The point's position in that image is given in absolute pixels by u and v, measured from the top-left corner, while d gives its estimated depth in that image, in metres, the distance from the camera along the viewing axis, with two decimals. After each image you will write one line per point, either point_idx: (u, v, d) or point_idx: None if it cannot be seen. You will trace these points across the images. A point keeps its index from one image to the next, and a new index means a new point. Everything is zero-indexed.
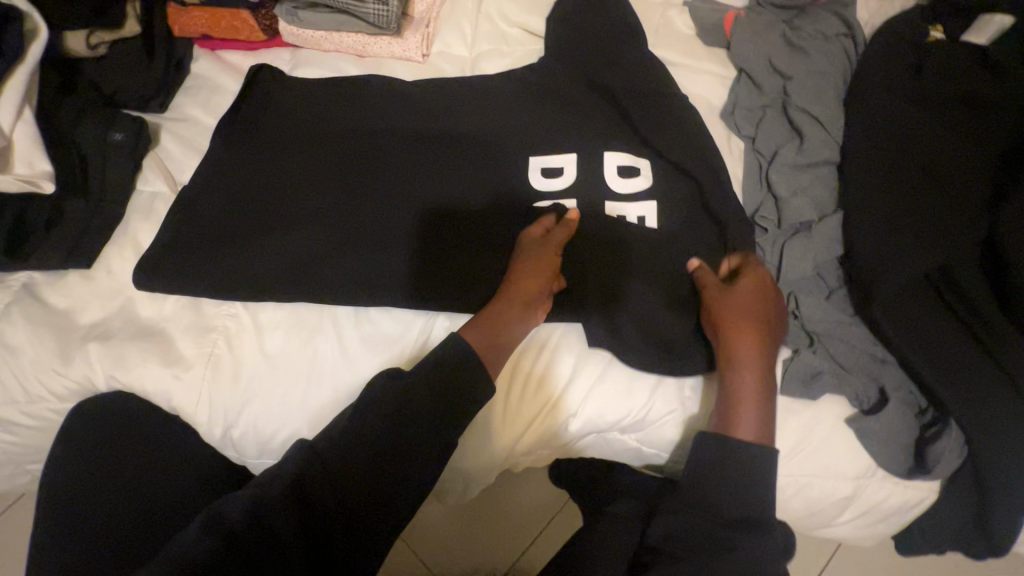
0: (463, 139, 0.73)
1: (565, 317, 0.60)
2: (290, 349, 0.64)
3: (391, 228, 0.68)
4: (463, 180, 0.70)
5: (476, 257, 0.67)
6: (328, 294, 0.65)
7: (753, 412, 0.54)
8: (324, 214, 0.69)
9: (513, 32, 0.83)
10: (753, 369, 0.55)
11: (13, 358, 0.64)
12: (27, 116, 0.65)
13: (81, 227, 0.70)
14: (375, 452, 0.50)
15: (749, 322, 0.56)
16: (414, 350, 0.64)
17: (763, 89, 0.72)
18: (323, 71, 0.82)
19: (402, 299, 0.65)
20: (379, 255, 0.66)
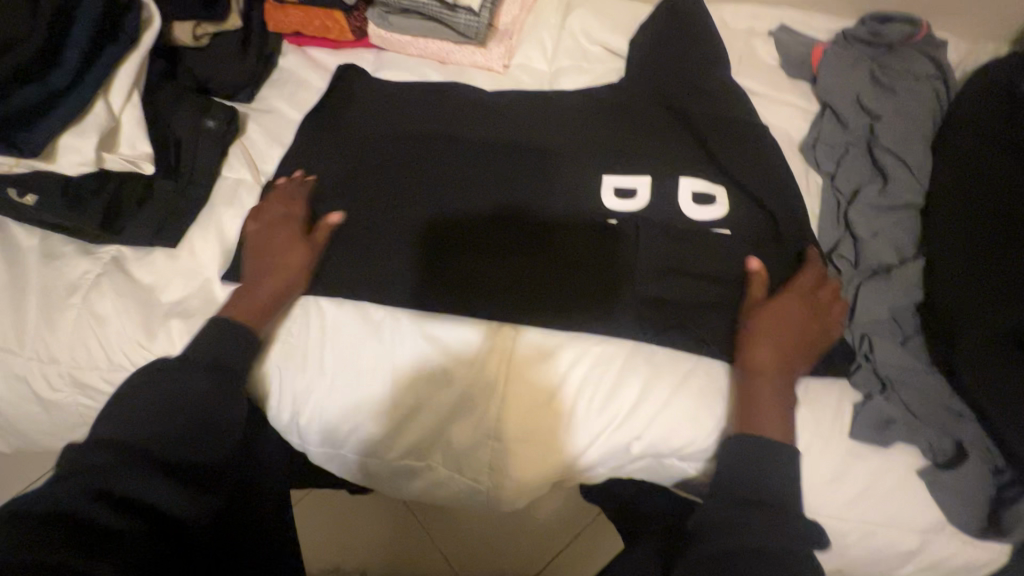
0: (536, 150, 0.73)
1: (633, 338, 0.61)
2: (355, 342, 0.65)
3: (463, 233, 0.69)
4: (533, 192, 0.71)
5: (542, 267, 0.66)
6: (396, 293, 0.65)
7: (768, 403, 0.54)
8: (397, 213, 0.70)
9: (594, 50, 0.84)
10: (772, 361, 0.56)
11: (101, 326, 0.68)
12: (135, 99, 0.68)
13: (170, 208, 0.73)
14: (125, 425, 0.51)
15: (778, 317, 0.58)
16: (474, 354, 0.63)
17: (847, 126, 0.71)
18: (406, 74, 0.84)
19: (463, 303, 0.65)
20: (448, 258, 0.67)
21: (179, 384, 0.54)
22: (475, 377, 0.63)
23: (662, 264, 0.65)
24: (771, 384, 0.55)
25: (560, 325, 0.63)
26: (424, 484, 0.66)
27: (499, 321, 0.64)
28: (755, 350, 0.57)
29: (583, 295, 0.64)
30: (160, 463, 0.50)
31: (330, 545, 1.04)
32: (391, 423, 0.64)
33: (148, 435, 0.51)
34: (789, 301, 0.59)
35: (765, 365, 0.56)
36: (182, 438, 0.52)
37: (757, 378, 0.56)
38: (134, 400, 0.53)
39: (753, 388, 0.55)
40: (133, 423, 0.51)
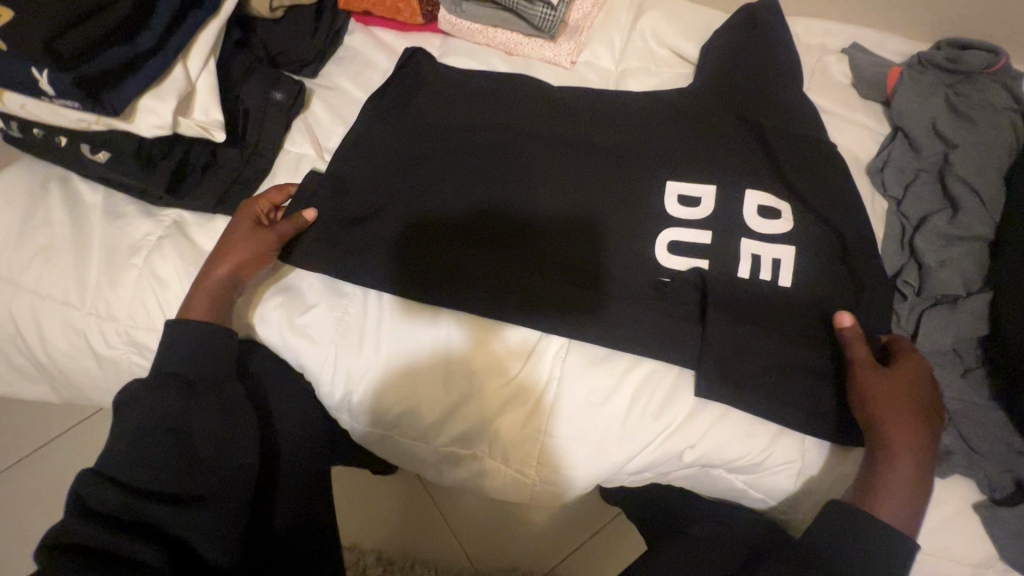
0: (598, 151, 0.73)
1: (689, 348, 0.61)
2: (408, 330, 0.66)
3: (522, 230, 0.69)
4: (591, 193, 0.70)
5: (597, 271, 0.66)
6: (457, 286, 0.66)
7: (909, 486, 0.53)
8: (459, 203, 0.70)
9: (663, 53, 0.84)
10: (907, 443, 0.54)
11: (162, 288, 0.69)
12: (210, 66, 0.69)
13: (232, 177, 0.74)
14: (120, 465, 0.54)
15: (903, 393, 0.55)
16: (523, 353, 0.64)
17: (920, 152, 0.70)
18: (471, 61, 0.84)
19: (493, 307, 0.65)
20: (507, 254, 0.68)
21: (155, 411, 0.56)
22: (526, 374, 0.63)
23: (723, 276, 0.64)
24: (907, 467, 0.54)
25: (611, 338, 0.62)
26: (469, 471, 0.67)
27: (539, 317, 0.64)
28: (887, 436, 0.54)
29: (639, 302, 0.64)
30: (167, 495, 0.54)
31: (343, 522, 1.06)
32: (442, 411, 0.64)
33: (144, 474, 0.54)
34: (908, 374, 0.57)
35: (901, 452, 0.54)
36: (177, 471, 0.55)
37: (889, 456, 0.54)
38: (120, 437, 0.55)
39: (890, 472, 0.54)
40: (124, 460, 0.54)
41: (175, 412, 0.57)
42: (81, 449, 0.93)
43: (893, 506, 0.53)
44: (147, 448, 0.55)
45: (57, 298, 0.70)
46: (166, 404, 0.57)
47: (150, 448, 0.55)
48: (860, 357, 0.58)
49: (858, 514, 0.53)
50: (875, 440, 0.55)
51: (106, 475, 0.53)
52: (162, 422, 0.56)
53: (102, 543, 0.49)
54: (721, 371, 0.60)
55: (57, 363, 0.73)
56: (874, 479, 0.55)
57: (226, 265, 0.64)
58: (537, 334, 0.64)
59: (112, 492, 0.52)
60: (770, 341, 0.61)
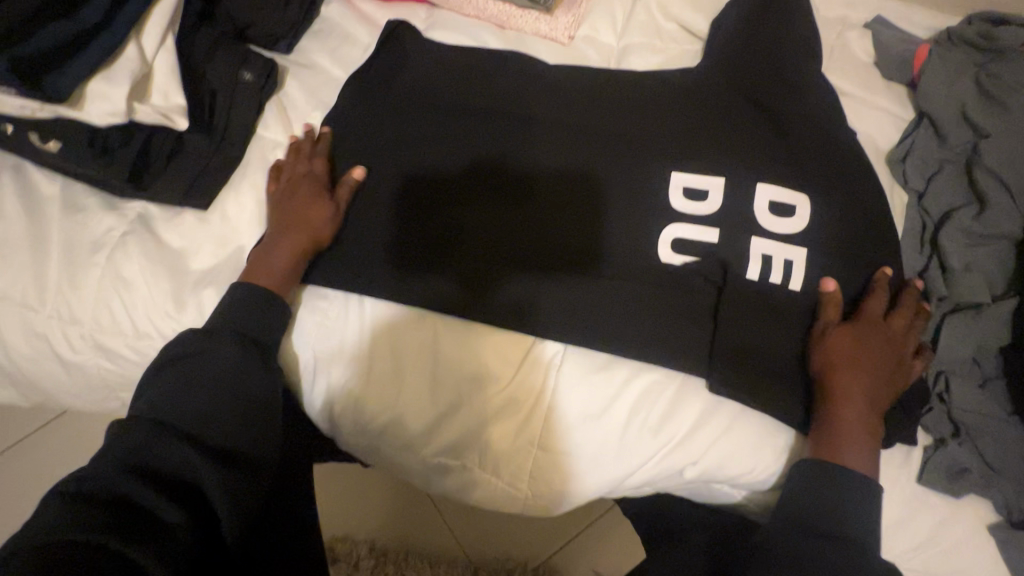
0: (599, 135, 0.67)
1: (695, 358, 0.57)
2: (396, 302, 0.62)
3: (520, 205, 0.65)
4: (590, 182, 0.65)
5: (597, 264, 0.62)
6: (456, 255, 0.63)
7: (855, 442, 0.52)
8: (454, 171, 0.66)
9: (669, 28, 0.76)
10: (859, 404, 0.53)
11: (127, 290, 0.64)
12: (168, 44, 0.62)
13: (200, 167, 0.68)
14: (171, 414, 0.49)
15: (857, 353, 0.55)
16: (516, 308, 0.60)
17: (947, 141, 0.65)
18: (459, 35, 0.77)
19: (488, 271, 0.62)
20: (508, 219, 0.64)
21: (217, 366, 0.53)
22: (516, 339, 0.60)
23: (734, 278, 0.60)
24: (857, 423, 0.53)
25: (610, 347, 0.58)
26: (458, 481, 0.63)
27: (533, 319, 0.60)
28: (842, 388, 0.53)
29: (643, 306, 0.59)
30: (211, 453, 0.49)
31: (323, 509, 1.05)
32: (429, 421, 0.60)
33: (182, 418, 0.50)
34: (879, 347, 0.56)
35: (855, 405, 0.53)
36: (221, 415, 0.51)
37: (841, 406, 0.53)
38: (175, 384, 0.51)
39: (837, 427, 0.52)
40: (176, 409, 0.50)
41: (237, 373, 0.54)
42: (63, 448, 0.90)
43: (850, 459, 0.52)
44: (196, 406, 0.50)
45: (16, 300, 0.65)
46: (230, 365, 0.54)
47: (200, 406, 0.50)
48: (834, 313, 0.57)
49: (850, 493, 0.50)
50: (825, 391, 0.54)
51: (142, 416, 0.49)
52: (219, 381, 0.52)
53: (129, 499, 0.44)
54: (731, 383, 0.56)
55: (22, 368, 0.68)
56: (820, 425, 0.54)
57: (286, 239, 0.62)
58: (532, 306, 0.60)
59: (154, 438, 0.47)
60: (776, 345, 0.58)
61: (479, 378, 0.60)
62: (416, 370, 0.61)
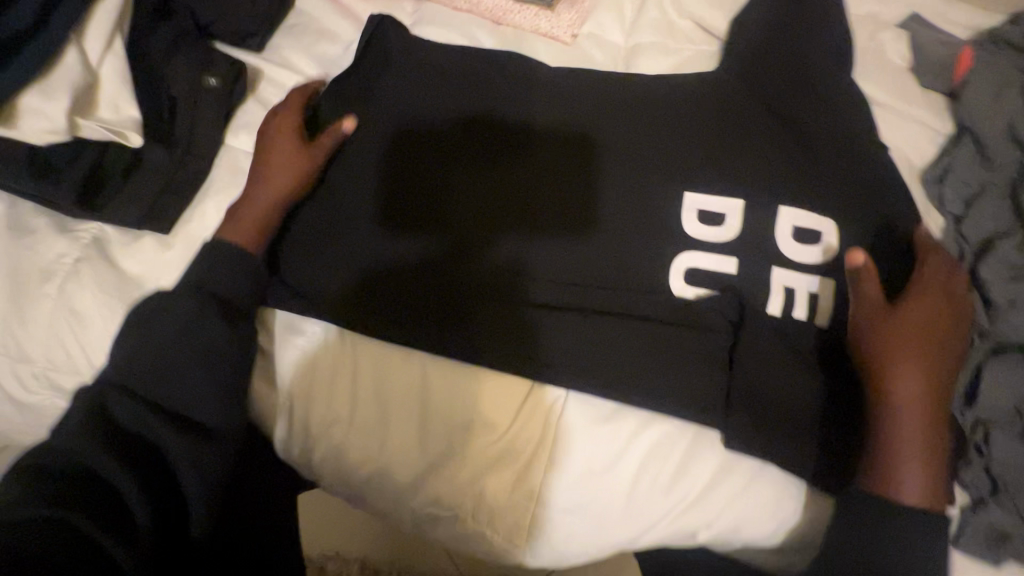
0: (606, 143, 0.60)
1: (709, 406, 0.52)
2: (373, 293, 0.57)
3: (517, 172, 0.61)
4: (589, 190, 0.59)
5: (597, 283, 0.57)
6: (452, 222, 0.59)
7: (915, 463, 0.46)
8: (446, 142, 0.62)
9: (683, 25, 0.69)
10: (919, 403, 0.47)
11: (82, 325, 0.58)
12: (116, 48, 0.60)
13: (162, 183, 0.61)
14: (139, 377, 0.50)
15: (910, 344, 0.49)
16: (505, 293, 0.57)
17: (992, 160, 0.58)
18: (450, 32, 0.69)
19: (475, 256, 0.58)
20: (504, 184, 0.60)
21: (177, 323, 0.51)
22: (507, 329, 0.56)
23: (756, 315, 0.54)
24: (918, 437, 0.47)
25: (619, 393, 0.53)
26: (450, 532, 0.57)
27: (532, 360, 0.55)
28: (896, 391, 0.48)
29: (652, 346, 0.54)
30: (173, 418, 0.49)
31: None
32: (417, 470, 0.55)
33: (156, 387, 0.50)
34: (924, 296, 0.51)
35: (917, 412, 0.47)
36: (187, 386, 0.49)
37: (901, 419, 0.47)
38: (142, 343, 0.51)
39: (899, 434, 0.47)
40: (144, 369, 0.50)
41: (201, 326, 0.51)
42: None
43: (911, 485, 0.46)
44: (158, 371, 0.50)
45: None
46: (194, 322, 0.51)
47: (159, 373, 0.50)
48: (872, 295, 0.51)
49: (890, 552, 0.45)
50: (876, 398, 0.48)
51: (110, 381, 0.50)
52: (175, 352, 0.50)
53: (87, 470, 0.46)
54: (750, 437, 0.51)
55: None
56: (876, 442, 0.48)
57: (267, 190, 0.58)
58: (524, 296, 0.57)
59: (119, 401, 0.49)
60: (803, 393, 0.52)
61: (474, 425, 0.54)
62: (404, 415, 0.55)
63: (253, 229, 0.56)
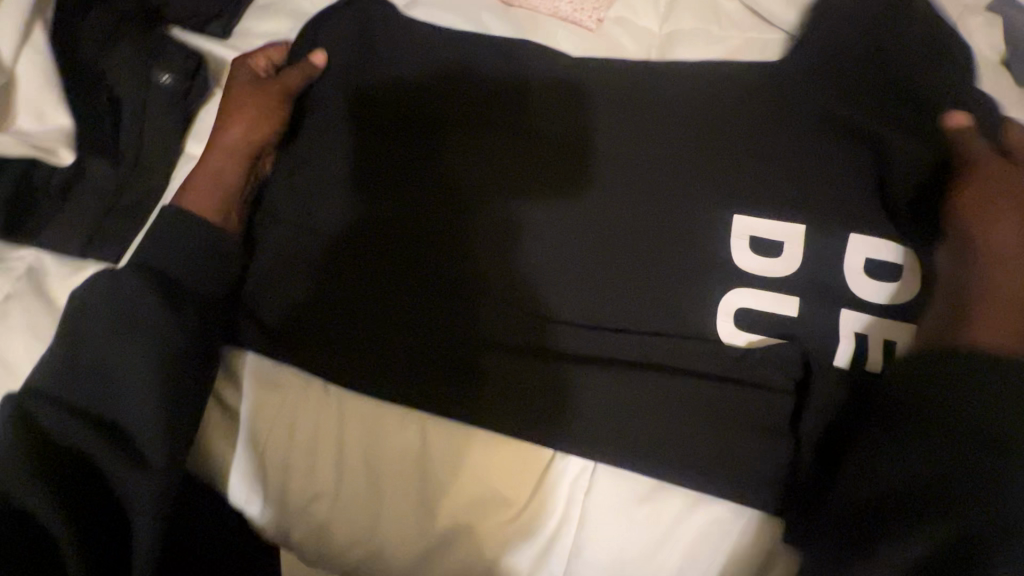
0: (624, 152, 0.50)
1: (767, 483, 0.43)
2: (338, 320, 0.49)
3: (533, 184, 0.51)
4: (597, 208, 0.50)
5: (608, 325, 0.48)
6: (455, 245, 0.50)
7: None
8: (448, 147, 0.51)
9: (729, 8, 0.58)
10: None
11: None
12: (37, 41, 0.50)
13: (107, 203, 0.51)
14: (78, 386, 0.42)
15: None
16: (519, 338, 0.48)
17: None
18: (451, 16, 0.58)
19: (457, 280, 0.49)
20: (519, 196, 0.50)
21: (122, 328, 0.42)
22: (513, 363, 0.47)
23: (827, 371, 0.44)
24: None
25: (656, 465, 0.44)
26: None
27: (552, 422, 0.46)
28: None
29: (697, 408, 0.45)
30: (118, 436, 0.41)
31: None
32: (412, 555, 0.46)
33: (93, 400, 0.42)
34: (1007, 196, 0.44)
35: None
36: (133, 401, 0.42)
37: None
38: (85, 344, 0.43)
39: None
40: (85, 376, 0.42)
41: (153, 331, 0.43)
42: None
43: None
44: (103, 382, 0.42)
45: None
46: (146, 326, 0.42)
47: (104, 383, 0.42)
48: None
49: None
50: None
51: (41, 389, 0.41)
52: (119, 367, 0.42)
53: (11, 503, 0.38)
54: None
55: None
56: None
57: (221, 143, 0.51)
58: (519, 324, 0.48)
59: (52, 414, 0.40)
60: None
61: (482, 501, 0.46)
62: (399, 488, 0.47)
63: (210, 194, 0.50)
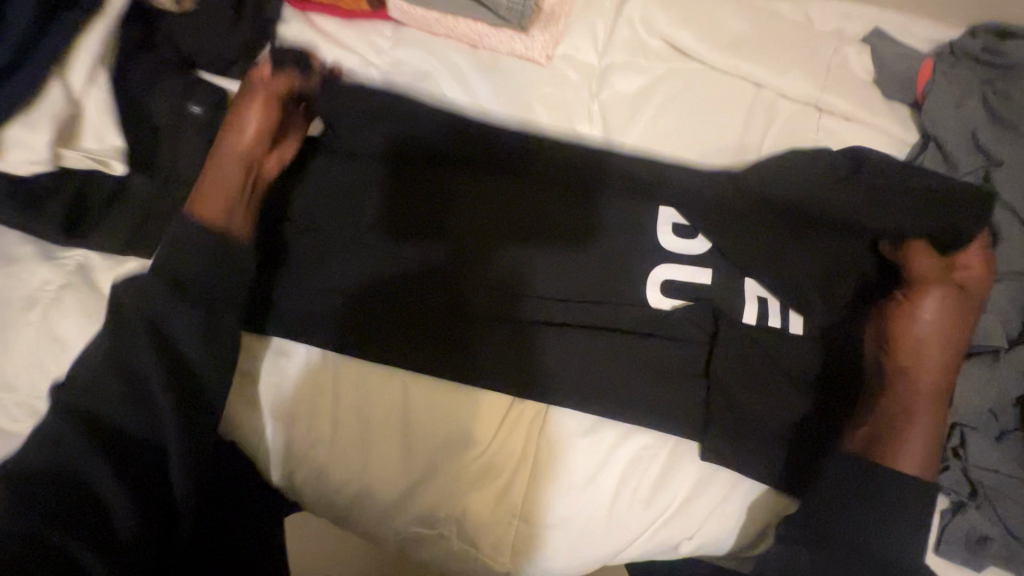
0: (577, 164, 0.61)
1: (685, 420, 0.53)
2: (365, 314, 0.57)
3: (511, 192, 0.60)
4: (560, 209, 0.60)
5: (583, 300, 0.57)
6: (445, 243, 0.58)
7: (917, 438, 0.50)
8: (436, 163, 0.61)
9: (654, 45, 0.71)
10: (933, 398, 0.51)
11: (64, 351, 0.58)
12: (100, 81, 0.61)
13: (145, 211, 0.61)
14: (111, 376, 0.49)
15: (942, 345, 0.53)
16: (495, 311, 0.57)
17: (957, 169, 0.60)
18: (428, 57, 0.71)
19: (469, 288, 0.57)
20: (495, 204, 0.60)
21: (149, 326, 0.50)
22: (496, 335, 0.56)
23: (730, 325, 0.54)
24: (924, 416, 0.51)
25: (597, 406, 0.53)
26: (433, 553, 0.57)
27: (516, 378, 0.55)
28: (919, 379, 0.52)
29: (633, 361, 0.55)
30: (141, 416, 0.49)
31: None
32: (402, 490, 0.55)
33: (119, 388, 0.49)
34: (910, 322, 0.53)
35: (925, 405, 0.51)
36: (169, 406, 0.49)
37: (918, 401, 0.51)
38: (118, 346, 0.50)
39: (913, 419, 0.51)
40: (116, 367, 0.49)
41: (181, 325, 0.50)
42: None
43: (908, 458, 0.50)
44: (135, 374, 0.49)
45: None
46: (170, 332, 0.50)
47: (136, 375, 0.49)
48: (937, 294, 0.54)
49: (855, 548, 0.47)
50: (898, 374, 0.52)
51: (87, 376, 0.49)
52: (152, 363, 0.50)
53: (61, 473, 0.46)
54: (726, 448, 0.51)
55: None
56: (909, 419, 0.51)
57: (236, 149, 0.57)
58: (502, 304, 0.57)
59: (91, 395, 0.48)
60: (770, 405, 0.53)
61: (457, 444, 0.55)
62: (386, 438, 0.56)
63: (222, 202, 0.55)
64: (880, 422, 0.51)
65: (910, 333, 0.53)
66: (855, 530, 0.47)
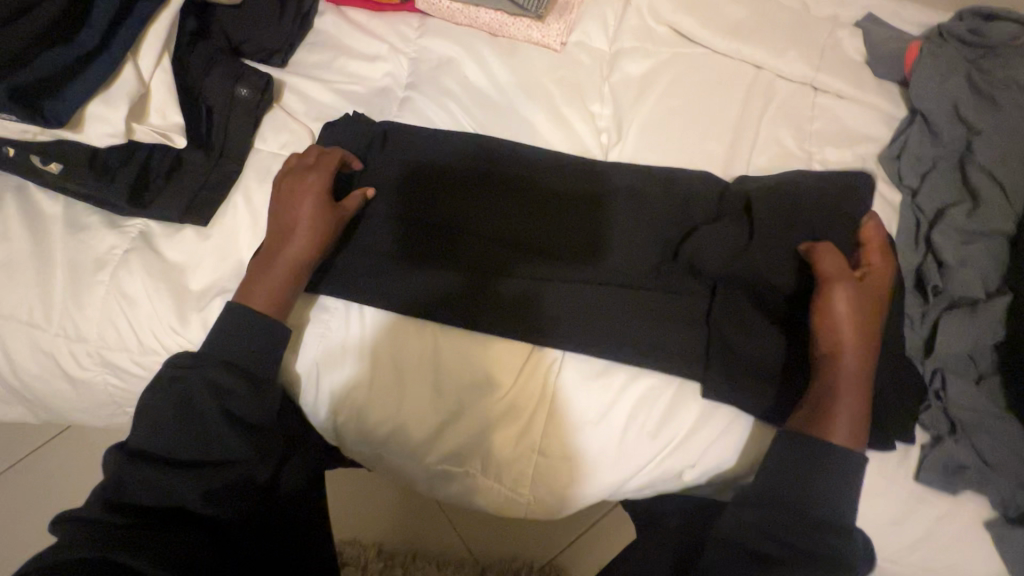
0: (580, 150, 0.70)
1: (688, 365, 0.58)
2: (392, 273, 0.63)
3: (524, 170, 0.68)
4: (567, 182, 0.67)
5: (578, 257, 0.64)
6: (465, 213, 0.66)
7: (846, 415, 0.53)
8: (455, 146, 0.68)
9: (660, 32, 0.76)
10: (859, 375, 0.53)
11: (131, 307, 0.65)
12: (164, 64, 0.67)
13: (199, 183, 0.68)
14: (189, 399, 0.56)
15: (860, 327, 0.54)
16: (509, 270, 0.63)
17: (941, 138, 0.65)
18: (453, 44, 0.77)
19: (484, 252, 0.64)
20: (508, 179, 0.67)
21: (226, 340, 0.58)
22: (513, 288, 0.62)
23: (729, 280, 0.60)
24: (855, 394, 0.53)
25: (608, 352, 0.59)
26: (459, 487, 0.63)
27: (534, 326, 0.61)
28: (844, 362, 0.54)
29: (641, 311, 0.60)
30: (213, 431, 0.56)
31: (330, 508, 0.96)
32: (431, 430, 0.61)
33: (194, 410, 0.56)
34: (828, 310, 0.55)
35: (854, 382, 0.53)
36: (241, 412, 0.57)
37: (848, 380, 0.53)
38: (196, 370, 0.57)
39: (841, 398, 0.53)
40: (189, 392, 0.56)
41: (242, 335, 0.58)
42: (67, 467, 0.92)
43: (840, 432, 0.53)
44: (209, 389, 0.57)
45: (23, 320, 0.66)
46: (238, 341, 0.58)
47: (210, 386, 0.56)
48: (840, 285, 0.55)
49: (842, 471, 0.52)
50: (827, 358, 0.54)
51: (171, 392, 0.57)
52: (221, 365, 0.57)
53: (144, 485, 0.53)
54: (726, 389, 0.57)
55: (32, 388, 0.70)
56: (836, 398, 0.53)
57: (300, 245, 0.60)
58: (517, 263, 0.64)
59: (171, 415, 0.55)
60: (766, 352, 0.58)
61: (481, 388, 0.60)
62: (416, 383, 0.62)
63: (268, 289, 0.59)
64: (813, 404, 0.54)
65: (829, 324, 0.54)
66: (844, 458, 0.52)
